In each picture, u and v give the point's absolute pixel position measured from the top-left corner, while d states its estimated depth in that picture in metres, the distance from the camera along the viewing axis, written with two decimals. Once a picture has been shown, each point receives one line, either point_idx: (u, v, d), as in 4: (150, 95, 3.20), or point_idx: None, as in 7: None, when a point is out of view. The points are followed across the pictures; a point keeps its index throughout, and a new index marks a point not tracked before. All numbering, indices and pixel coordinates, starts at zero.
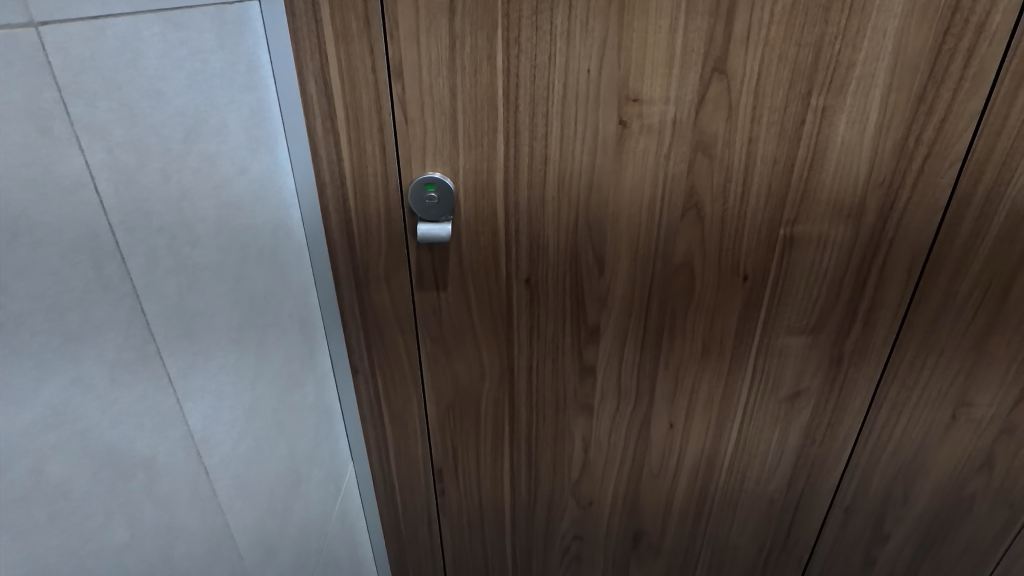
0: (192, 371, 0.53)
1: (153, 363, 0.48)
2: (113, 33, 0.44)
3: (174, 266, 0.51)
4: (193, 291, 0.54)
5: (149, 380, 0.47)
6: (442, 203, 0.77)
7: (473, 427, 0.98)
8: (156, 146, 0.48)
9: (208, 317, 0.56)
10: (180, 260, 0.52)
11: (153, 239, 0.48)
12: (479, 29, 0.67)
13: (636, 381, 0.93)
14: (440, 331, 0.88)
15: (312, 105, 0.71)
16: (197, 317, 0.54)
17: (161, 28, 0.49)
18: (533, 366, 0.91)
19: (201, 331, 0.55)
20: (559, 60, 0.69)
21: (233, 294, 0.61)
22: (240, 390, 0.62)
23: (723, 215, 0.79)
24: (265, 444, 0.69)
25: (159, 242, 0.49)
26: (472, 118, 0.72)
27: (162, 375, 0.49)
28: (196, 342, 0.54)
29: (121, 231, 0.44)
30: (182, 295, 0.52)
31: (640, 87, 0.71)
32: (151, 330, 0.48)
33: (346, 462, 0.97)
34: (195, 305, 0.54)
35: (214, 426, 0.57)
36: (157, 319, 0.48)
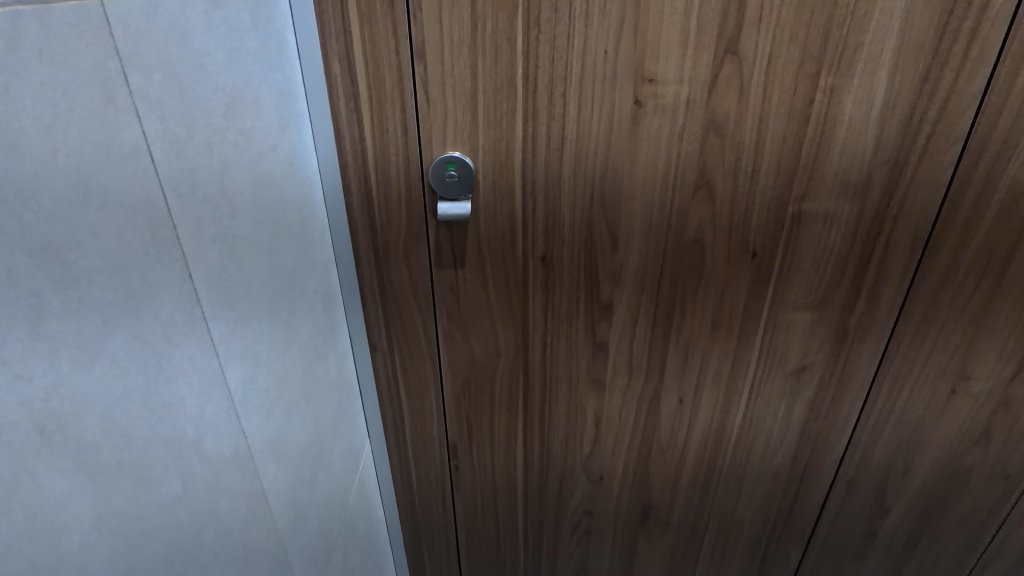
0: (234, 337, 0.56)
1: (200, 325, 0.50)
2: (163, 9, 0.46)
3: (217, 236, 0.53)
4: (233, 261, 0.56)
5: (197, 342, 0.50)
6: (461, 182, 0.79)
7: (488, 404, 1.00)
8: (201, 118, 0.51)
9: (247, 288, 0.59)
10: (222, 230, 0.54)
11: (199, 209, 0.51)
12: (500, 12, 0.69)
13: (647, 357, 0.95)
14: (457, 309, 0.91)
15: (336, 85, 0.73)
16: (237, 286, 0.57)
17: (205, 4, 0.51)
18: (548, 343, 0.94)
19: (240, 299, 0.57)
20: (577, 42, 0.71)
21: (266, 266, 0.64)
22: (272, 360, 0.65)
23: (734, 193, 0.82)
24: (294, 413, 0.71)
25: (205, 211, 0.51)
26: (491, 98, 0.75)
27: (208, 337, 0.51)
28: (236, 310, 0.57)
29: (173, 196, 0.47)
30: (224, 265, 0.55)
31: (655, 68, 0.73)
32: (198, 292, 0.50)
33: (363, 438, 1.00)
34: (235, 275, 0.57)
35: (252, 392, 0.60)
36: (203, 282, 0.51)
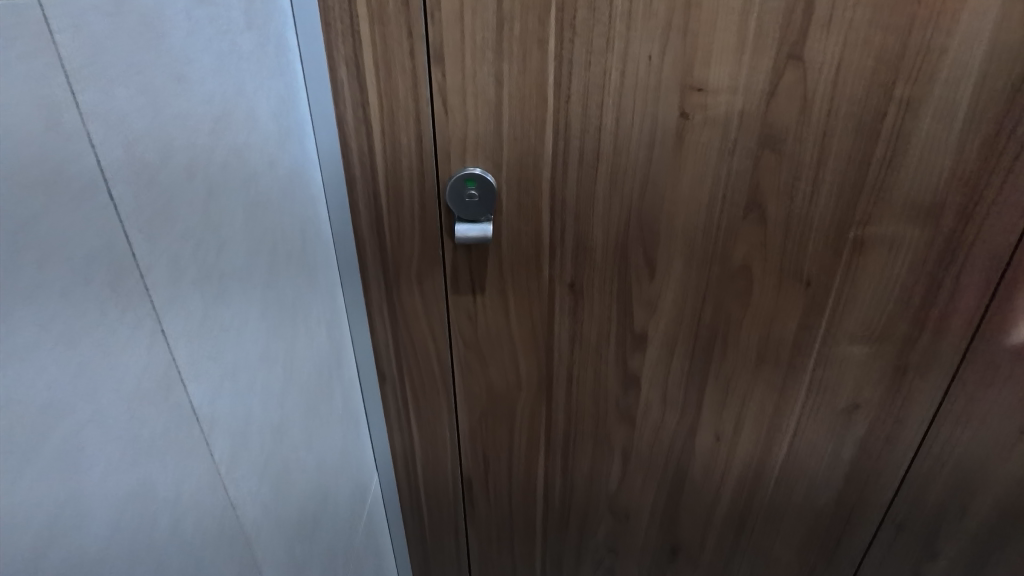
0: (218, 392, 0.48)
1: (174, 385, 0.42)
2: (134, 9, 0.38)
3: (200, 278, 0.45)
4: (220, 303, 0.48)
5: (168, 407, 0.41)
6: (482, 201, 0.70)
7: (507, 437, 0.92)
8: (181, 138, 0.42)
9: (237, 333, 0.51)
10: (208, 268, 0.46)
11: (177, 248, 0.42)
12: (530, 11, 0.61)
13: (683, 391, 0.87)
14: (474, 338, 0.82)
15: (343, 93, 0.65)
16: (224, 331, 0.49)
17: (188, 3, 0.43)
18: (574, 375, 0.85)
19: (228, 349, 0.49)
20: (618, 45, 0.63)
21: (261, 304, 0.56)
22: (266, 410, 0.57)
23: (788, 216, 0.72)
24: (293, 464, 0.63)
25: (185, 250, 0.43)
26: (518, 108, 0.66)
27: (184, 397, 0.43)
28: (222, 362, 0.49)
29: (144, 234, 0.39)
30: (209, 309, 0.47)
31: (706, 75, 0.64)
32: (172, 347, 0.42)
33: (371, 472, 0.92)
34: (222, 319, 0.49)
35: (241, 449, 0.52)
36: (179, 334, 0.43)
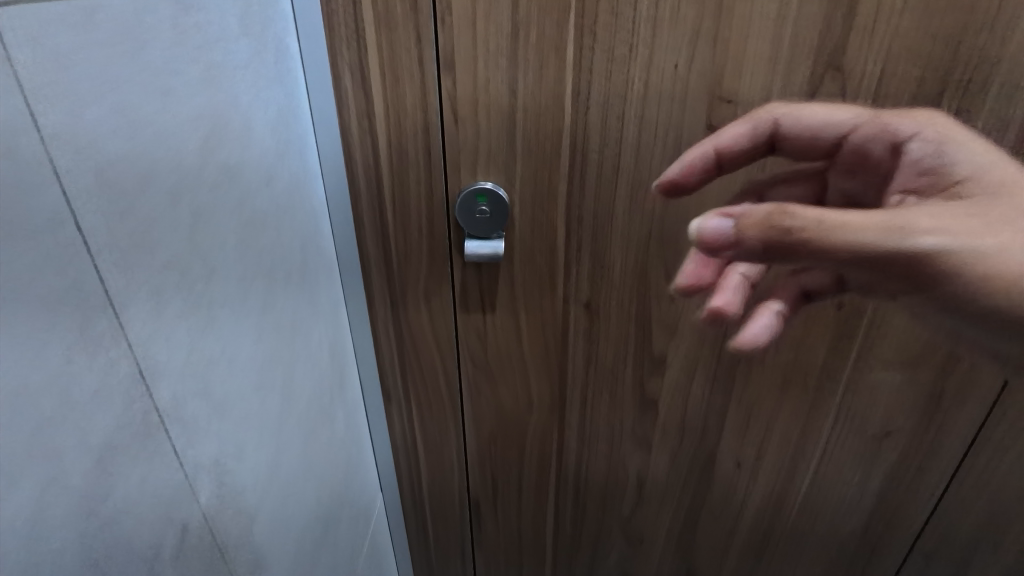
0: (204, 431, 0.44)
1: (150, 428, 0.39)
2: (109, 17, 0.34)
3: (185, 310, 0.41)
4: (209, 334, 0.45)
5: (140, 451, 0.38)
6: (494, 217, 0.66)
7: (517, 460, 0.88)
8: (164, 159, 0.39)
9: (227, 364, 0.47)
10: (194, 298, 0.42)
11: (160, 281, 0.39)
12: (547, 16, 0.57)
13: (704, 416, 0.82)
14: (484, 358, 0.78)
15: (347, 102, 0.61)
16: (212, 363, 0.45)
17: (174, 9, 0.39)
18: (588, 398, 0.81)
19: (216, 384, 0.46)
20: (642, 52, 0.58)
21: (256, 330, 0.52)
22: (259, 444, 0.53)
23: None
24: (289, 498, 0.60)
25: (169, 281, 0.40)
26: (533, 120, 0.62)
27: (161, 438, 0.40)
28: (209, 400, 0.45)
29: (118, 267, 0.35)
30: (195, 343, 0.43)
31: (736, 86, 0.60)
32: (149, 387, 0.38)
33: (375, 493, 0.89)
34: (210, 352, 0.45)
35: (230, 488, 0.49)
36: (158, 373, 0.39)
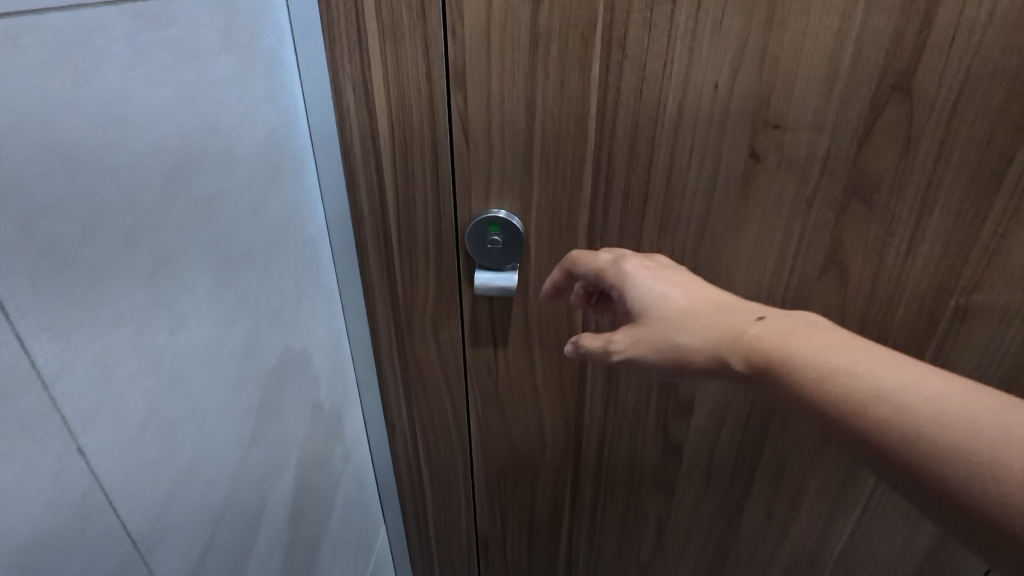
0: (164, 501, 0.40)
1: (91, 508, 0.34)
2: (43, 39, 0.29)
3: (141, 368, 0.36)
4: (173, 392, 0.40)
5: (73, 537, 0.33)
6: (507, 247, 0.60)
7: (528, 499, 0.82)
8: (116, 200, 0.33)
9: (198, 421, 0.42)
10: (153, 356, 0.37)
11: (108, 339, 0.34)
12: (571, 28, 0.50)
13: (733, 464, 0.75)
14: (495, 394, 0.72)
15: (348, 120, 0.55)
16: (177, 424, 0.40)
17: (134, 26, 0.34)
18: (607, 439, 0.75)
19: (181, 444, 0.41)
20: (678, 70, 0.51)
21: (237, 377, 0.47)
22: (236, 500, 0.48)
23: (875, 280, 0.59)
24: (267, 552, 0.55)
25: (118, 339, 0.35)
26: (553, 143, 0.55)
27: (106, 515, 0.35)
28: (170, 463, 0.40)
29: (49, 332, 0.30)
30: (154, 406, 0.38)
31: (785, 109, 0.52)
32: (91, 461, 0.33)
33: (377, 525, 0.84)
34: (175, 412, 0.40)
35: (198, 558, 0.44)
36: (104, 447, 0.34)
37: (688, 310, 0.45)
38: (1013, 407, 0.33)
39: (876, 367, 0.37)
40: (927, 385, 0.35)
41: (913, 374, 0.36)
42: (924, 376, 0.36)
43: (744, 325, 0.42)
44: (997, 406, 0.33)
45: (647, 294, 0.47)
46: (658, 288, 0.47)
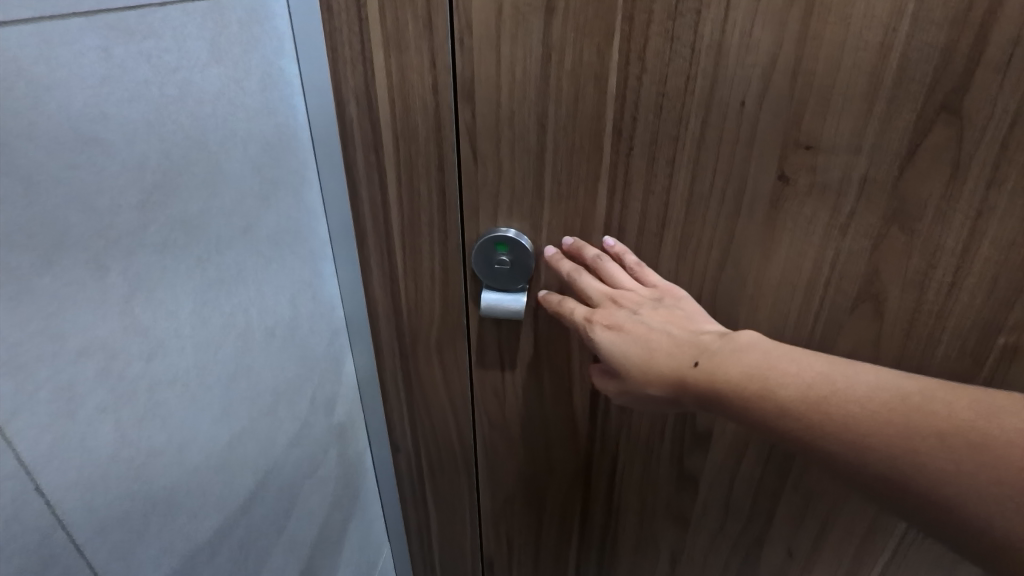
0: (127, 521, 0.41)
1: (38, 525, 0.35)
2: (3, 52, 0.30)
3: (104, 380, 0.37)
4: (144, 403, 0.40)
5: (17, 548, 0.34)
6: (515, 269, 0.57)
7: (535, 524, 0.80)
8: (77, 219, 0.34)
9: (173, 433, 0.43)
10: (120, 368, 0.38)
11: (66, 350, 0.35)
12: (585, 40, 0.47)
13: (751, 500, 0.70)
14: (502, 417, 0.70)
15: (352, 132, 0.53)
16: (148, 447, 0.41)
17: (105, 37, 0.35)
18: (618, 468, 0.72)
19: (154, 454, 0.42)
20: (701, 85, 0.48)
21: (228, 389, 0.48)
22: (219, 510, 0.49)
23: (913, 315, 0.54)
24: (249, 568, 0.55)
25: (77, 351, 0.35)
26: (565, 161, 0.52)
27: (57, 532, 0.36)
28: (139, 472, 0.41)
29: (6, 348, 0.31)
30: (119, 418, 0.39)
31: (817, 130, 0.48)
32: (38, 483, 0.34)
33: (380, 539, 0.83)
34: (145, 431, 0.41)
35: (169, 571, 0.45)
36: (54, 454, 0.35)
37: (646, 358, 0.50)
38: (905, 396, 0.40)
39: (790, 379, 0.44)
40: (832, 390, 0.42)
41: (819, 390, 0.42)
42: (828, 378, 0.43)
43: (687, 369, 0.48)
44: (892, 399, 0.40)
45: (613, 344, 0.51)
46: (623, 336, 0.51)
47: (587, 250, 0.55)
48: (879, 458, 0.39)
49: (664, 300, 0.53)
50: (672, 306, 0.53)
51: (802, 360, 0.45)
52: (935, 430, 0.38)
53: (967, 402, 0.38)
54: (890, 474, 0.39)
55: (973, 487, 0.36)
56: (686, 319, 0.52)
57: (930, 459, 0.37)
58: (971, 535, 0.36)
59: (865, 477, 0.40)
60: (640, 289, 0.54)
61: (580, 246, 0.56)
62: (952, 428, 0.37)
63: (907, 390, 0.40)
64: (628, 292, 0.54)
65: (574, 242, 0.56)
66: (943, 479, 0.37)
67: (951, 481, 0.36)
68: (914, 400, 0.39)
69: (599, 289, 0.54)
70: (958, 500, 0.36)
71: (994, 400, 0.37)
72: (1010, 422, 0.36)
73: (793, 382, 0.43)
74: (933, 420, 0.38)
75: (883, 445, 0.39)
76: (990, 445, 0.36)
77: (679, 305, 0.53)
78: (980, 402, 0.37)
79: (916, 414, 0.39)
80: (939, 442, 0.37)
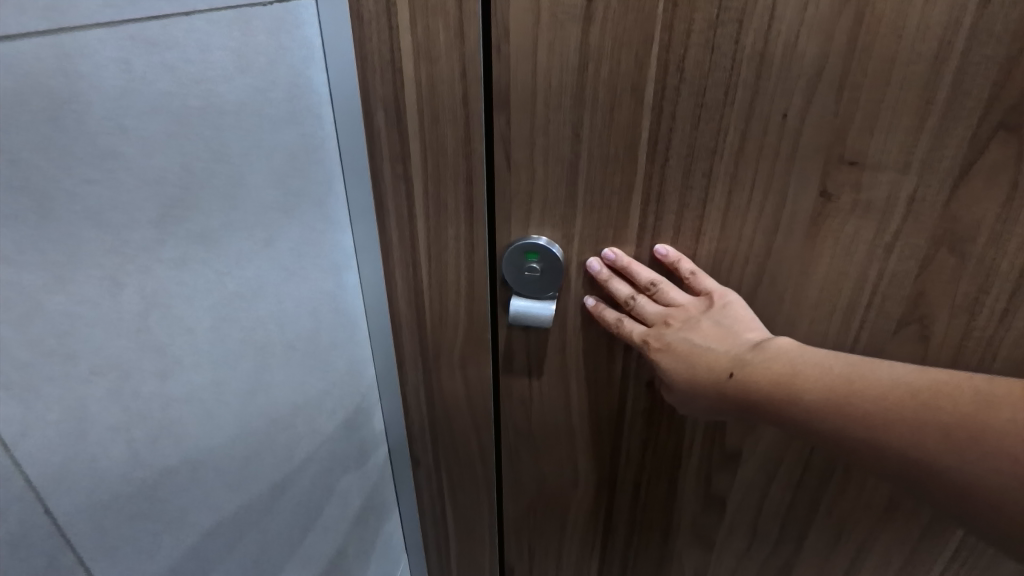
0: (125, 514, 0.44)
1: (31, 516, 0.38)
2: (28, 64, 0.33)
3: (117, 376, 0.41)
4: (155, 398, 0.44)
5: (10, 525, 0.37)
6: (545, 278, 0.55)
7: (557, 537, 0.78)
8: (95, 230, 0.38)
9: (181, 430, 0.46)
10: (133, 364, 0.42)
11: (80, 345, 0.38)
12: (622, 49, 0.45)
13: (781, 524, 0.68)
14: (525, 427, 0.68)
15: (379, 141, 0.52)
16: (154, 439, 0.45)
17: (126, 48, 0.37)
18: (642, 483, 0.70)
19: (161, 446, 0.45)
20: (742, 97, 0.46)
21: (243, 392, 0.51)
22: (223, 507, 0.52)
23: (962, 340, 0.51)
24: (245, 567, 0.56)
25: (91, 349, 0.39)
26: (597, 172, 0.51)
27: (56, 508, 0.39)
28: (144, 461, 0.44)
29: (11, 342, 0.35)
30: (129, 409, 0.42)
31: (864, 145, 0.46)
32: (35, 483, 0.38)
33: (396, 546, 0.83)
34: (148, 427, 0.44)
35: (170, 563, 0.49)
36: (62, 435, 0.39)
37: (690, 374, 0.51)
38: (914, 390, 0.41)
39: (811, 382, 0.45)
40: (849, 390, 0.43)
41: (834, 393, 0.44)
42: (843, 379, 0.44)
43: (723, 381, 0.49)
44: (903, 394, 0.41)
45: (666, 364, 0.52)
46: (672, 355, 0.52)
47: (637, 269, 0.53)
48: (895, 453, 0.41)
49: (713, 312, 0.52)
50: (721, 318, 0.51)
51: (821, 360, 0.46)
52: (940, 425, 0.39)
53: (968, 396, 0.39)
54: (906, 466, 0.41)
55: (977, 475, 0.38)
56: (731, 329, 0.51)
57: (938, 453, 0.39)
58: (983, 515, 0.38)
59: (884, 471, 0.42)
60: (689, 301, 0.53)
61: (628, 264, 0.54)
62: (955, 421, 0.39)
63: (916, 385, 0.41)
64: (678, 310, 0.52)
65: (619, 258, 0.54)
66: (951, 469, 0.39)
67: (959, 470, 0.38)
68: (922, 396, 0.40)
69: (652, 308, 0.53)
70: (967, 488, 0.38)
71: (994, 391, 0.38)
72: (1005, 414, 0.37)
73: (812, 385, 0.45)
74: (940, 415, 0.39)
75: (895, 442, 0.41)
76: (986, 434, 0.37)
77: (730, 314, 0.51)
78: (977, 392, 0.39)
79: (925, 408, 0.40)
80: (943, 435, 0.39)
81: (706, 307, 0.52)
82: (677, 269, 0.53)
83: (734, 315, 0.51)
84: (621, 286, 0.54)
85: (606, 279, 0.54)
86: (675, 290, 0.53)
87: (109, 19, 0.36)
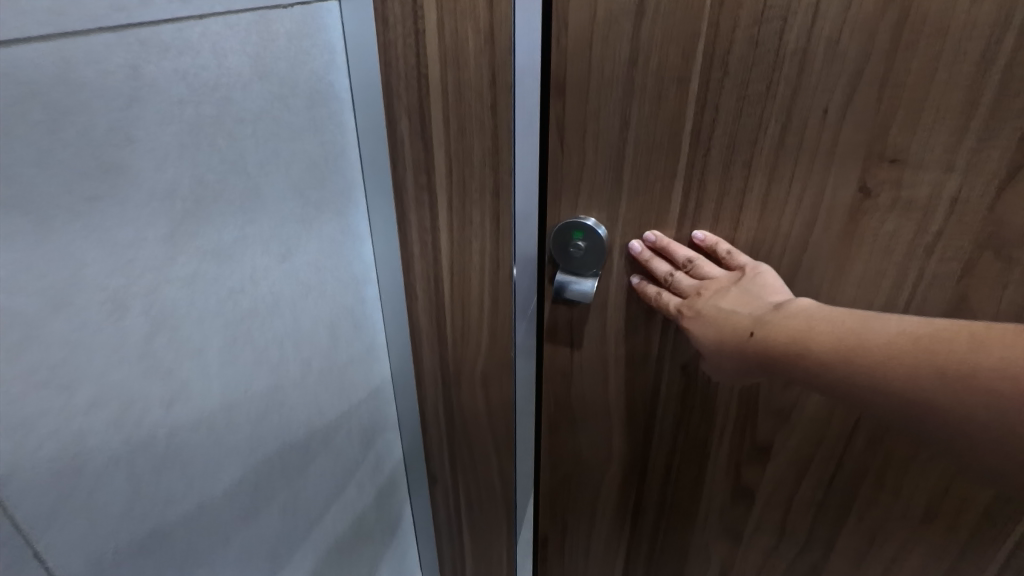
0: (132, 563, 0.40)
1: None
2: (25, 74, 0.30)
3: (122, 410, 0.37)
4: (162, 430, 0.40)
5: None
6: (589, 258, 0.53)
7: (587, 526, 0.73)
8: (99, 250, 0.34)
9: (189, 460, 0.43)
10: (140, 396, 0.38)
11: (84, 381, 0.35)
12: (666, 44, 0.44)
13: (813, 529, 0.61)
14: (558, 400, 0.64)
15: (401, 150, 0.53)
16: (161, 476, 0.41)
17: (136, 52, 0.34)
18: (672, 471, 0.65)
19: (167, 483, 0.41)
20: (785, 91, 0.44)
21: (246, 408, 0.47)
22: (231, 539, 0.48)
23: None
24: None
25: (95, 384, 0.35)
26: (637, 166, 0.49)
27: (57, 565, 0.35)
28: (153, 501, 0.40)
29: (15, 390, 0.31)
30: (134, 447, 0.38)
31: (903, 142, 0.43)
32: (30, 533, 0.34)
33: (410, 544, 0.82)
34: (156, 463, 0.40)
35: None
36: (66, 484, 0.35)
37: (720, 336, 0.47)
38: (917, 337, 0.36)
39: (823, 334, 0.40)
40: (857, 342, 0.38)
41: (839, 347, 0.39)
42: (851, 332, 0.39)
43: (746, 340, 0.45)
44: (905, 342, 0.36)
45: (699, 330, 0.49)
46: (701, 321, 0.48)
47: (676, 248, 0.51)
48: (898, 403, 0.36)
49: (743, 281, 0.48)
50: (750, 287, 0.47)
51: (834, 314, 0.41)
52: (938, 370, 0.34)
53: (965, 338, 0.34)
54: (909, 416, 0.36)
55: (975, 420, 0.33)
56: (756, 296, 0.47)
57: (935, 398, 0.34)
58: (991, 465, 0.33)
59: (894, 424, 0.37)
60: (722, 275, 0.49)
61: (667, 244, 0.51)
62: (950, 362, 0.34)
63: (919, 331, 0.36)
64: (710, 285, 0.49)
65: (660, 240, 0.51)
66: (949, 416, 0.34)
67: (961, 417, 0.33)
68: (924, 342, 0.35)
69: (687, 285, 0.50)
70: (966, 435, 0.33)
71: (990, 331, 0.33)
72: (997, 351, 0.32)
73: (823, 338, 0.40)
74: (940, 358, 0.34)
75: (895, 391, 0.36)
76: (979, 376, 0.32)
77: (760, 283, 0.47)
78: (973, 336, 0.33)
79: (924, 354, 0.35)
80: (938, 378, 0.34)
81: (737, 278, 0.48)
82: (715, 251, 0.50)
83: (763, 284, 0.47)
84: (660, 265, 0.51)
85: (647, 260, 0.52)
86: (712, 266, 0.50)
87: (117, 23, 0.33)
